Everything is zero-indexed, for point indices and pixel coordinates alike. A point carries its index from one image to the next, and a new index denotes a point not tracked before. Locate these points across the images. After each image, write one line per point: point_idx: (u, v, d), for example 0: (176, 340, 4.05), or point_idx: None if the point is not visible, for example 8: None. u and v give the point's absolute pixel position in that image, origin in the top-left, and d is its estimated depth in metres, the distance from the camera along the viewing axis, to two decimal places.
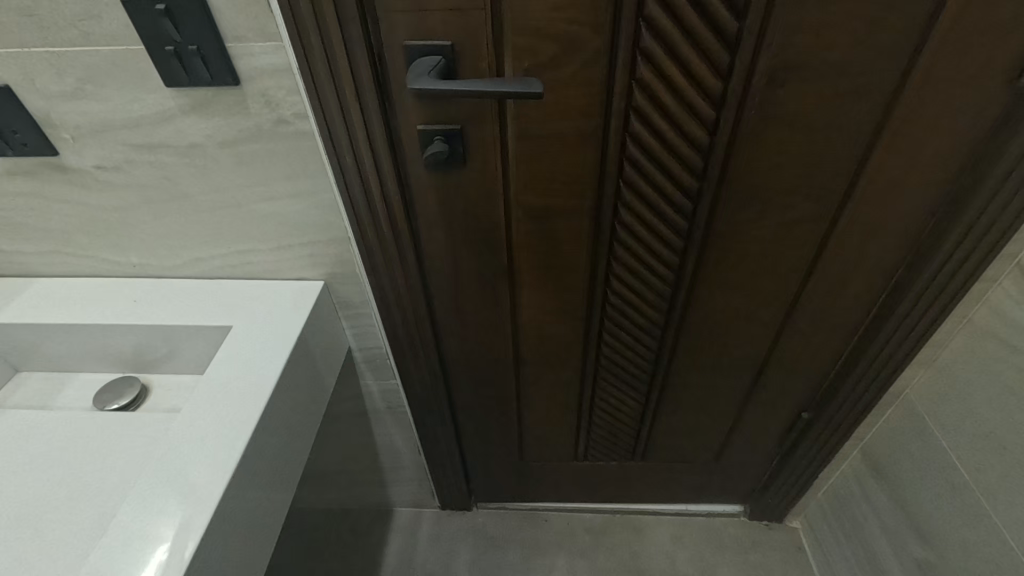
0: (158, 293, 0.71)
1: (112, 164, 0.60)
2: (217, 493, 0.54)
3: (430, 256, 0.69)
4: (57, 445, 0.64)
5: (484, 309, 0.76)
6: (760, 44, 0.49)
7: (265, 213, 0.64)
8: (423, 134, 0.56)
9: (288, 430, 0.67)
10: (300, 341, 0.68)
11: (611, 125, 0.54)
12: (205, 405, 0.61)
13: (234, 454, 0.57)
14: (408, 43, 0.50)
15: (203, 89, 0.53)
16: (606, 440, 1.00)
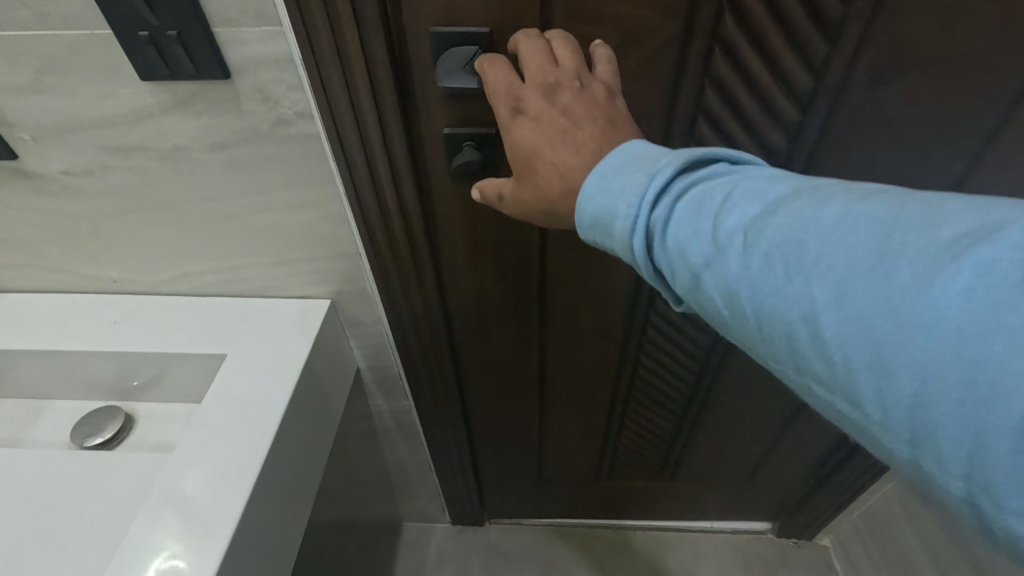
0: (143, 312, 0.63)
1: (82, 169, 0.51)
2: (227, 530, 0.48)
3: (451, 271, 0.61)
4: (29, 488, 0.56)
5: (510, 327, 0.69)
6: (869, 32, 0.40)
7: (263, 225, 0.56)
8: (450, 139, 0.48)
9: (300, 455, 0.60)
10: (308, 364, 0.60)
11: (674, 131, 0.46)
12: (204, 436, 0.54)
13: (245, 485, 0.50)
14: (435, 29, 0.41)
15: (187, 83, 0.44)
16: (633, 456, 0.94)
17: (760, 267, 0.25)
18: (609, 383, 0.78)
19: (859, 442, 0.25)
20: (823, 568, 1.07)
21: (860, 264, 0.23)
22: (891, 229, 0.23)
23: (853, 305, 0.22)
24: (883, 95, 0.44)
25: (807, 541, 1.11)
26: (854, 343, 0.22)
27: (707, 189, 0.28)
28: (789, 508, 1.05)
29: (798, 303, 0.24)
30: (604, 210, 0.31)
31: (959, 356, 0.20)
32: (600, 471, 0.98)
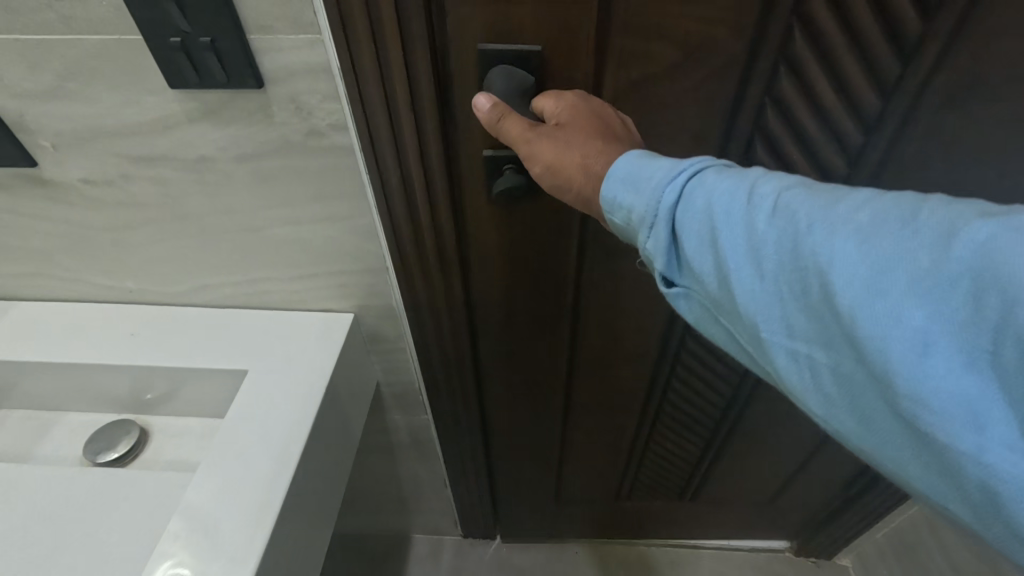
0: (159, 324, 0.61)
1: (102, 178, 0.49)
2: (252, 557, 0.45)
3: (480, 289, 0.59)
4: (41, 508, 0.54)
5: (537, 347, 0.66)
6: (944, 50, 0.41)
7: (288, 238, 0.54)
8: (490, 160, 0.46)
9: (324, 473, 0.58)
10: (334, 378, 0.58)
11: (733, 148, 0.47)
12: (226, 455, 0.51)
13: (270, 509, 0.48)
14: (481, 46, 0.40)
15: (217, 91, 0.42)
16: (656, 475, 0.92)
17: (783, 228, 0.28)
18: (637, 402, 0.76)
19: (863, 408, 0.26)
20: None
21: (882, 226, 0.25)
22: (914, 205, 0.25)
23: (871, 260, 0.24)
24: (948, 111, 0.44)
25: (826, 561, 1.09)
26: (866, 292, 0.24)
27: (734, 168, 0.31)
28: (810, 529, 1.03)
29: (815, 257, 0.26)
30: (634, 174, 0.33)
31: (964, 304, 0.22)
32: (619, 490, 0.96)
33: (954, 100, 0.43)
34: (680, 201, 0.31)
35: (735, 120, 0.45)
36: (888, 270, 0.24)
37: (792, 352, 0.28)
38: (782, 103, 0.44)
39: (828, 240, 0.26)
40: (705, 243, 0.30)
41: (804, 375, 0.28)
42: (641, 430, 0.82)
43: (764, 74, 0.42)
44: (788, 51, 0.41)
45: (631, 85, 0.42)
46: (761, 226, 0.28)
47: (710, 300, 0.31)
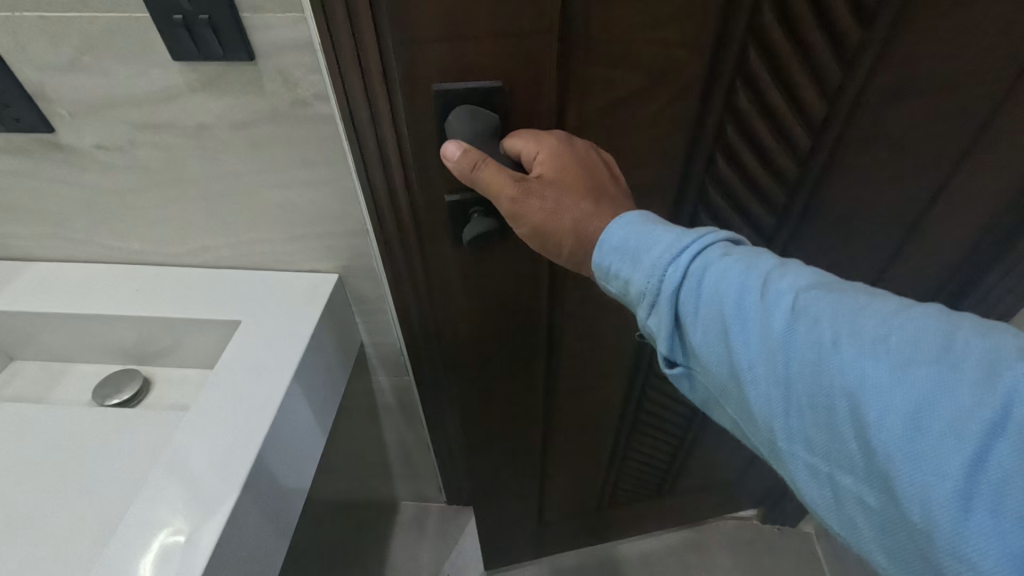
0: (161, 281, 0.67)
1: (112, 144, 0.55)
2: (231, 493, 0.51)
3: (459, 305, 0.64)
4: (56, 441, 0.60)
5: (519, 356, 0.71)
6: (873, 39, 0.49)
7: (278, 201, 0.60)
8: (451, 204, 0.53)
9: (303, 424, 0.64)
10: (315, 334, 0.64)
11: (699, 137, 0.53)
12: (217, 401, 0.57)
13: (252, 449, 0.54)
14: (436, 87, 0.46)
15: (214, 63, 0.48)
16: (639, 469, 0.98)
17: (808, 338, 0.33)
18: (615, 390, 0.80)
19: (880, 514, 0.31)
20: (805, 553, 1.14)
21: (913, 359, 0.29)
22: (946, 341, 0.29)
23: (902, 392, 0.29)
24: (872, 106, 0.53)
25: (791, 528, 1.17)
26: (897, 424, 0.29)
27: (757, 262, 0.37)
28: (774, 497, 1.10)
29: (845, 377, 0.31)
30: (644, 253, 0.39)
31: (987, 455, 0.27)
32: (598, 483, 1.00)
33: (875, 97, 0.53)
34: (698, 294, 0.37)
35: (700, 111, 0.51)
36: (917, 405, 0.28)
37: (815, 451, 0.33)
38: (742, 112, 0.52)
39: (857, 363, 0.31)
40: (730, 334, 0.36)
41: (827, 475, 0.33)
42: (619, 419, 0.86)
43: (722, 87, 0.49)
44: (746, 68, 0.49)
45: (593, 88, 0.47)
46: (782, 337, 0.34)
47: (727, 385, 0.37)
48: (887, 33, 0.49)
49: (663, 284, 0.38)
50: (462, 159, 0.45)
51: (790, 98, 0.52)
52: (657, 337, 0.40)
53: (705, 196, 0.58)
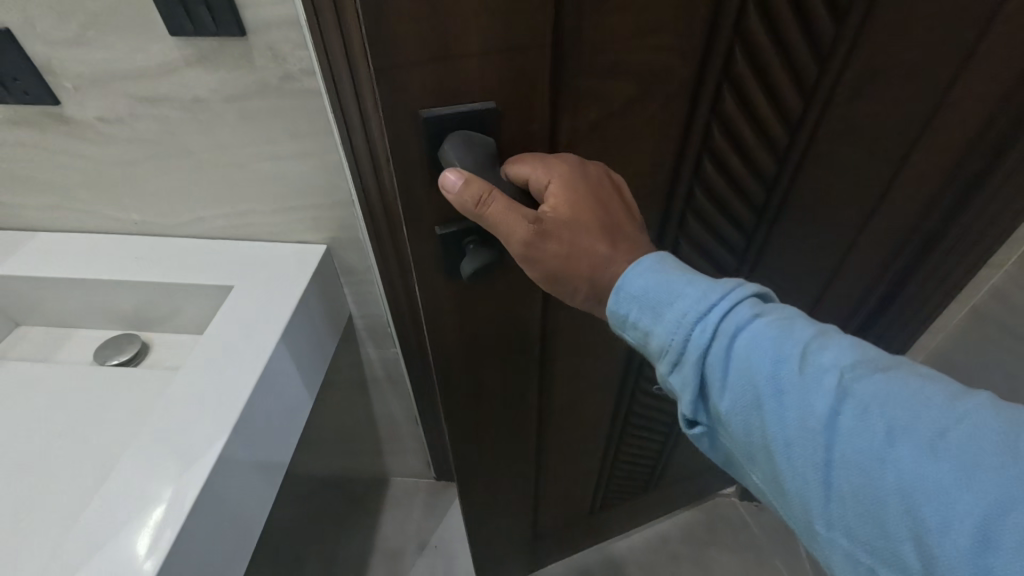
0: (159, 250, 0.71)
1: (114, 116, 0.59)
2: (214, 448, 0.55)
3: (448, 338, 0.59)
4: (59, 395, 0.64)
5: (511, 381, 0.69)
6: (838, 37, 0.48)
7: (268, 173, 0.63)
8: (442, 237, 0.49)
9: (287, 388, 0.67)
10: (303, 300, 0.68)
11: (689, 147, 0.51)
12: (204, 364, 0.61)
13: (233, 411, 0.57)
14: (423, 111, 0.40)
15: (208, 39, 0.52)
16: (629, 468, 1.00)
17: (854, 423, 0.31)
18: (609, 395, 0.80)
19: None
20: (780, 527, 1.19)
21: (972, 460, 0.28)
22: (1007, 442, 0.28)
23: (958, 495, 0.28)
24: (851, 101, 0.52)
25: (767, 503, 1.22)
26: (953, 532, 0.27)
27: (791, 326, 0.35)
28: None
29: (894, 470, 0.29)
30: (672, 312, 0.36)
31: None
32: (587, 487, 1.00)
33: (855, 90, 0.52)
34: (727, 359, 0.35)
35: (690, 119, 0.49)
36: (977, 511, 0.27)
37: (854, 544, 0.31)
38: (727, 116, 0.50)
39: (908, 458, 0.29)
40: (763, 406, 0.34)
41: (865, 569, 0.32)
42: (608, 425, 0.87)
43: (707, 92, 0.48)
44: (730, 70, 0.47)
45: (584, 106, 0.44)
46: (825, 419, 0.32)
47: (755, 454, 0.36)
48: (859, 27, 0.47)
49: (687, 344, 0.36)
50: (464, 192, 0.40)
51: (770, 101, 0.51)
52: (678, 396, 0.38)
53: (693, 202, 0.57)
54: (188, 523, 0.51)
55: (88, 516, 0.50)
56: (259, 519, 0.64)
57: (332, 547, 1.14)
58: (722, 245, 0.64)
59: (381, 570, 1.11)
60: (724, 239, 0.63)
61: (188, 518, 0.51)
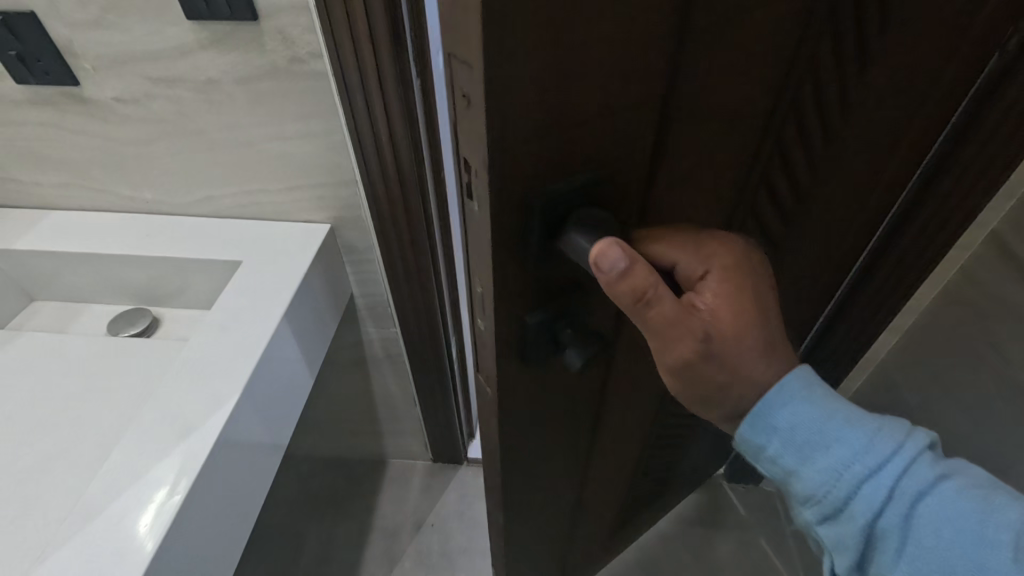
0: (170, 228, 0.74)
1: (129, 97, 0.62)
2: (228, 404, 0.58)
3: (515, 428, 0.51)
4: (76, 363, 0.67)
5: (563, 450, 0.62)
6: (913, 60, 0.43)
7: (277, 153, 0.67)
8: (533, 324, 0.40)
9: (290, 362, 0.71)
10: (308, 274, 0.71)
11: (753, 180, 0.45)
12: (215, 333, 0.64)
13: (244, 372, 0.61)
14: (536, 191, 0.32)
15: (222, 23, 0.55)
16: (648, 488, 0.98)
17: None
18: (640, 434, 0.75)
19: None
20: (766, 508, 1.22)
21: None
22: None
23: None
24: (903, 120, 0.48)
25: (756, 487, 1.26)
26: None
27: (987, 494, 0.34)
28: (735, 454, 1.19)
29: None
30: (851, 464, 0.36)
31: None
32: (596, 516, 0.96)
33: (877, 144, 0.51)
34: (910, 523, 0.35)
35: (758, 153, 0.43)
36: None
37: None
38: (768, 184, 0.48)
39: None
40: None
41: None
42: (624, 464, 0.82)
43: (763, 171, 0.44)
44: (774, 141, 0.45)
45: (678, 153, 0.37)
46: None
47: None
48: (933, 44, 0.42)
49: (849, 499, 0.36)
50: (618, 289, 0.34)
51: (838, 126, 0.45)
52: (832, 547, 0.38)
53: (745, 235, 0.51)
54: (200, 475, 0.54)
55: (108, 469, 0.53)
56: (261, 489, 0.67)
57: (332, 525, 1.18)
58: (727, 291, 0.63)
59: (379, 548, 1.14)
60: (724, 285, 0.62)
61: (201, 470, 0.54)
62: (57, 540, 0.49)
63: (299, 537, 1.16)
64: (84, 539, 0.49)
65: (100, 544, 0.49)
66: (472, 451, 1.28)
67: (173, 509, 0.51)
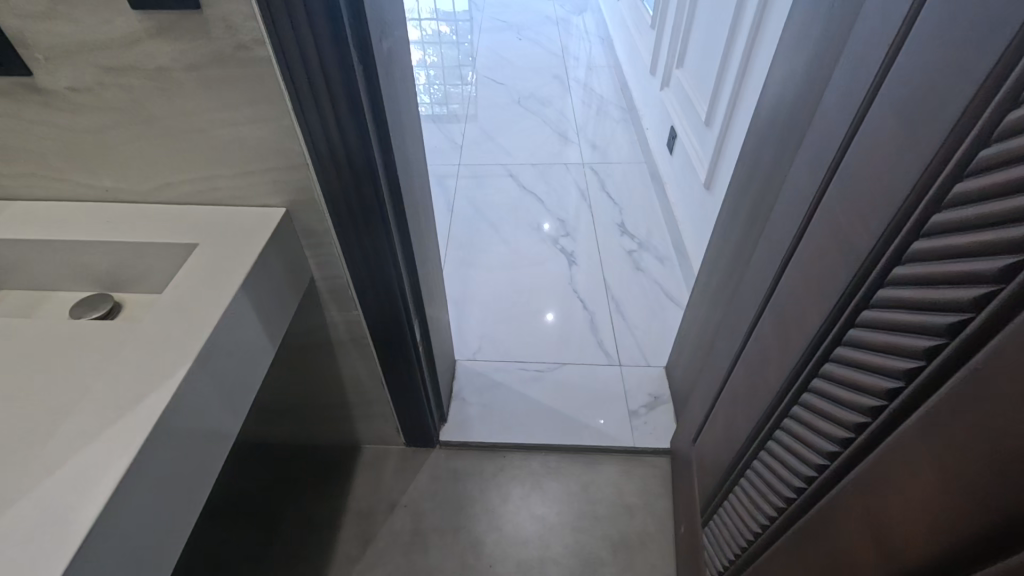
0: (128, 215, 0.76)
1: (83, 87, 0.65)
2: (179, 374, 0.60)
3: None
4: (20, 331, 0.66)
5: None
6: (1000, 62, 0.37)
7: (229, 138, 0.70)
8: None
9: (246, 343, 0.73)
10: (262, 255, 0.74)
11: None
12: (170, 311, 0.66)
13: (198, 344, 0.64)
14: None
15: (167, 12, 0.58)
16: None
17: None
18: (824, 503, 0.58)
19: None
20: None
21: None
22: None
23: None
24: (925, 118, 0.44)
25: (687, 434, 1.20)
26: None
27: None
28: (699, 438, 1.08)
29: None
30: None
31: None
32: (715, 559, 0.89)
33: (894, 200, 0.48)
34: None
35: None
36: None
37: None
38: (987, 320, 0.39)
39: None
40: None
41: None
42: (769, 518, 0.71)
43: None
44: None
45: None
46: None
47: None
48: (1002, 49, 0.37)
49: None
50: None
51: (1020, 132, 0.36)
52: None
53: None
54: (152, 439, 0.56)
55: (61, 437, 0.55)
56: (216, 468, 0.70)
57: (307, 509, 1.20)
58: (840, 409, 0.56)
59: (353, 529, 1.17)
60: (841, 404, 0.55)
61: (153, 434, 0.56)
62: (7, 502, 0.50)
63: (274, 524, 1.18)
64: (38, 495, 0.50)
65: (58, 497, 0.50)
66: (444, 434, 1.32)
67: (124, 469, 0.52)
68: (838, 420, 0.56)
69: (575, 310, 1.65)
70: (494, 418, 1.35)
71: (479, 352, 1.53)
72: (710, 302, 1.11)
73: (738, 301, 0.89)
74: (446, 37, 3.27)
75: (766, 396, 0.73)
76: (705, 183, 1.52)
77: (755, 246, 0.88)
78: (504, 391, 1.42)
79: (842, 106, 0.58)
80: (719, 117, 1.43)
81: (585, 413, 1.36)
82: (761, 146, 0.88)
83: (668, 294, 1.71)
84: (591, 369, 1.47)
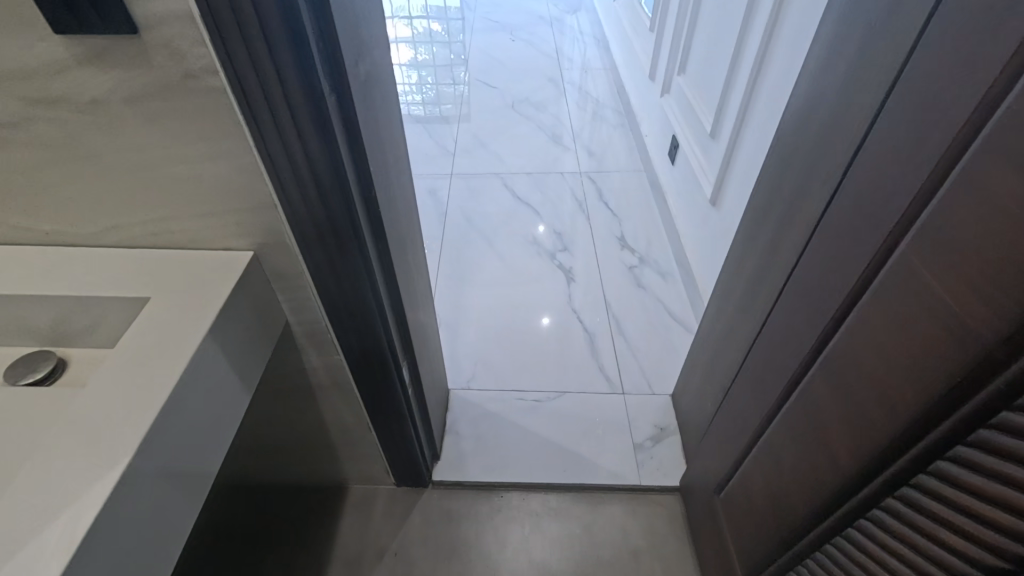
0: (71, 261, 0.67)
1: (7, 121, 0.55)
2: (121, 459, 0.51)
3: None
4: None
5: None
6: None
7: (183, 177, 0.61)
8: None
9: (211, 410, 0.64)
10: (226, 306, 0.65)
11: None
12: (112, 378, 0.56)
13: (147, 418, 0.54)
14: None
15: (98, 38, 0.49)
16: None
17: None
18: None
19: None
20: None
21: None
22: None
23: None
24: None
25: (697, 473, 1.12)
26: None
27: None
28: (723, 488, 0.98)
29: None
30: None
31: None
32: None
33: None
34: None
35: None
36: None
37: None
38: None
39: None
40: None
41: None
42: None
43: None
44: None
45: None
46: None
47: None
48: None
49: None
50: None
51: None
52: None
53: None
54: (83, 549, 0.46)
55: None
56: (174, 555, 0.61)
57: (290, 558, 1.12)
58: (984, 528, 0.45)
59: None
60: (982, 520, 0.45)
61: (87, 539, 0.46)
62: None
63: None
64: None
65: None
66: (437, 472, 1.23)
67: None
68: (981, 540, 0.45)
69: (574, 331, 1.57)
70: (489, 454, 1.27)
71: (473, 380, 1.44)
72: (722, 334, 1.04)
73: (763, 346, 0.81)
74: (436, 36, 3.16)
75: (823, 467, 0.64)
76: (712, 200, 1.45)
77: (774, 284, 0.80)
78: (500, 421, 1.34)
79: (903, 146, 0.50)
80: (726, 131, 1.35)
81: (587, 447, 1.28)
82: (779, 174, 0.80)
83: (671, 314, 1.63)
84: (592, 397, 1.39)
